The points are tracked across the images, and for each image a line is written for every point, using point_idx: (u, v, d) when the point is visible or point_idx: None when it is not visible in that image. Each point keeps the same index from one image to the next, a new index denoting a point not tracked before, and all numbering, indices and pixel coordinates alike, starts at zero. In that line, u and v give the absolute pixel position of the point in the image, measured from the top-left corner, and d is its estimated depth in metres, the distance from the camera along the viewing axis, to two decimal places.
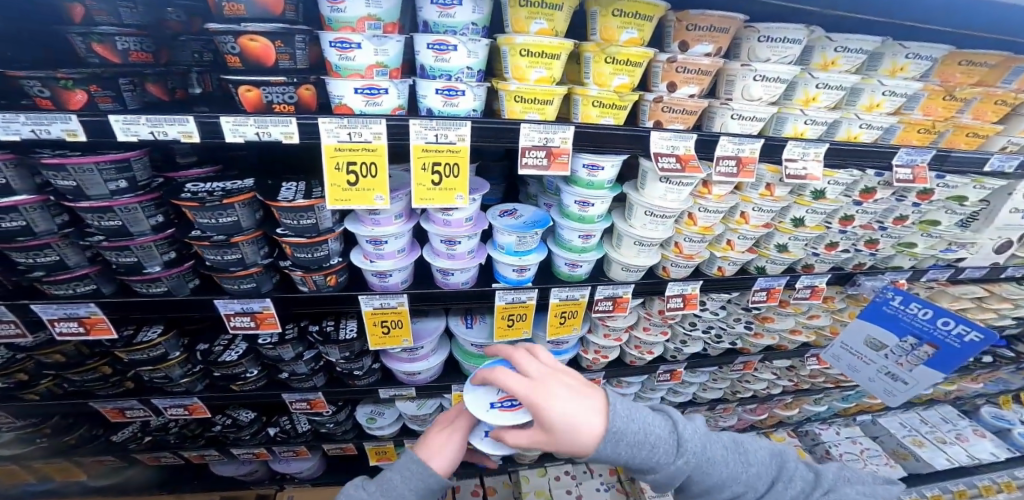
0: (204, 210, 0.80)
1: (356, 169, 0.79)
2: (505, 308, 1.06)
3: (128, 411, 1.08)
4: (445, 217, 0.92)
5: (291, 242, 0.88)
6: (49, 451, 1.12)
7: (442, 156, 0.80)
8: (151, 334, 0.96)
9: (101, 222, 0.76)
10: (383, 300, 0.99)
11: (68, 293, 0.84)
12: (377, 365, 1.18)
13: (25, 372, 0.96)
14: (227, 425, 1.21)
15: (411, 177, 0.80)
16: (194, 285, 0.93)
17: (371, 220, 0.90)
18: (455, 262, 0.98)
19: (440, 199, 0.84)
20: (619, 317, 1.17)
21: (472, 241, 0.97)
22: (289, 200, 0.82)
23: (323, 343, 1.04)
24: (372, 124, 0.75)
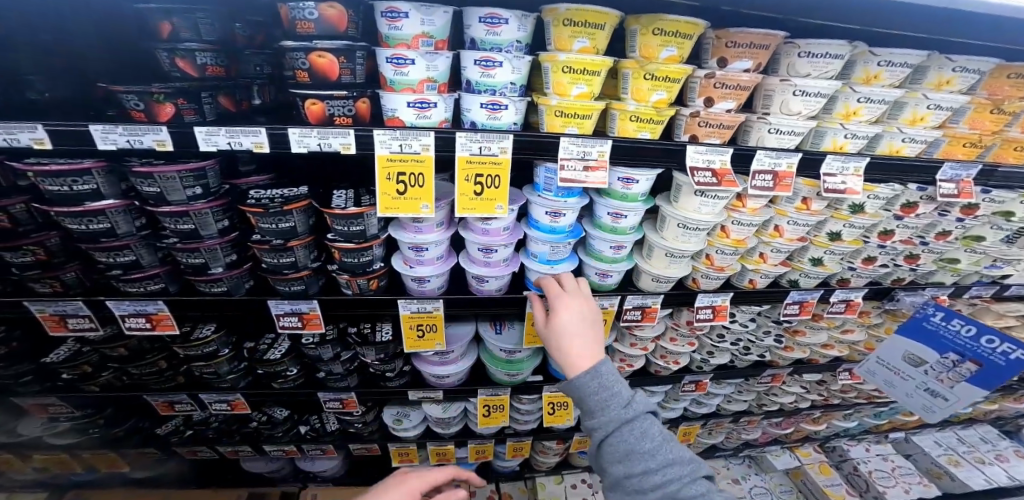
0: (267, 215, 0.85)
1: (406, 178, 0.82)
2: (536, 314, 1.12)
3: (177, 404, 1.16)
4: (483, 226, 0.98)
5: (338, 247, 0.94)
6: (98, 442, 1.21)
7: (483, 167, 0.83)
8: (206, 331, 1.03)
9: (177, 225, 0.82)
10: (420, 305, 1.06)
11: (141, 290, 0.89)
12: (407, 368, 1.36)
13: (88, 365, 1.03)
14: (263, 421, 1.39)
15: (455, 185, 0.84)
16: (249, 285, 0.97)
17: (414, 228, 0.97)
18: (491, 270, 1.04)
19: (481, 209, 0.88)
20: (643, 327, 1.21)
21: (508, 250, 1.03)
22: (342, 207, 0.88)
23: (361, 344, 1.17)
24: (422, 135, 0.79)
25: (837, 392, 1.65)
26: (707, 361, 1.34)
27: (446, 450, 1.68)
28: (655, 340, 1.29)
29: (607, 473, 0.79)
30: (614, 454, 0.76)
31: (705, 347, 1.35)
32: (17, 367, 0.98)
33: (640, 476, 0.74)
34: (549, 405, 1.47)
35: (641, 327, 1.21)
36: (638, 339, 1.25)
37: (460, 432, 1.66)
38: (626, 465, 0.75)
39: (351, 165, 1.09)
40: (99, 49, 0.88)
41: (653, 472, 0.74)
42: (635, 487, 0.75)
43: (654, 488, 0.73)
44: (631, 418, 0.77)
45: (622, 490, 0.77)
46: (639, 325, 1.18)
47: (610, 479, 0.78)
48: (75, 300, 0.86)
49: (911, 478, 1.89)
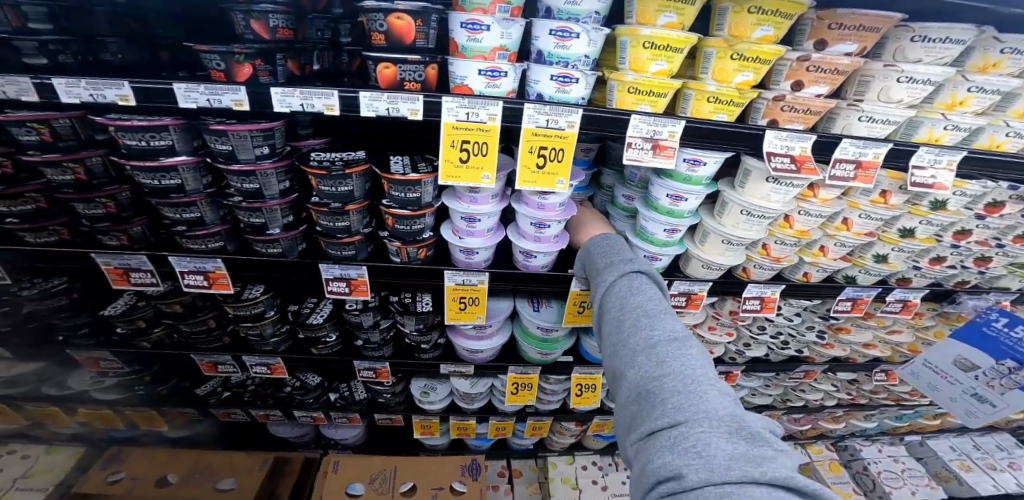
0: (328, 178, 0.84)
1: (469, 147, 0.80)
2: (578, 294, 1.16)
3: (220, 366, 1.19)
4: (540, 200, 0.97)
5: (391, 214, 0.93)
6: (142, 399, 1.25)
7: (548, 141, 0.80)
8: (254, 292, 1.06)
9: (243, 184, 0.81)
10: (466, 276, 1.07)
11: (203, 247, 0.90)
12: (441, 341, 1.42)
13: (144, 319, 1.06)
14: (297, 386, 1.42)
15: (518, 157, 0.82)
16: (302, 247, 0.97)
17: (469, 197, 0.96)
18: (541, 245, 1.03)
19: (540, 183, 0.85)
20: (684, 314, 1.21)
21: (560, 226, 1.01)
22: (402, 174, 0.86)
23: (403, 313, 1.24)
24: (489, 105, 0.77)
25: (867, 392, 1.65)
26: (743, 352, 1.33)
27: (466, 426, 1.78)
28: (694, 328, 1.28)
29: (604, 340, 0.71)
30: (614, 311, 0.72)
31: (740, 338, 1.35)
32: (76, 319, 1.04)
33: (631, 336, 0.64)
34: (578, 386, 1.55)
35: (682, 313, 1.21)
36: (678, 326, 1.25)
37: (484, 408, 1.72)
38: (620, 320, 0.69)
39: (406, 135, 1.07)
40: (165, 12, 0.88)
41: (644, 328, 0.64)
42: (623, 343, 0.65)
43: (641, 345, 0.62)
44: (632, 272, 0.76)
45: (614, 356, 0.66)
46: (682, 311, 1.18)
47: (606, 345, 0.70)
48: (140, 254, 0.88)
49: (918, 480, 1.90)
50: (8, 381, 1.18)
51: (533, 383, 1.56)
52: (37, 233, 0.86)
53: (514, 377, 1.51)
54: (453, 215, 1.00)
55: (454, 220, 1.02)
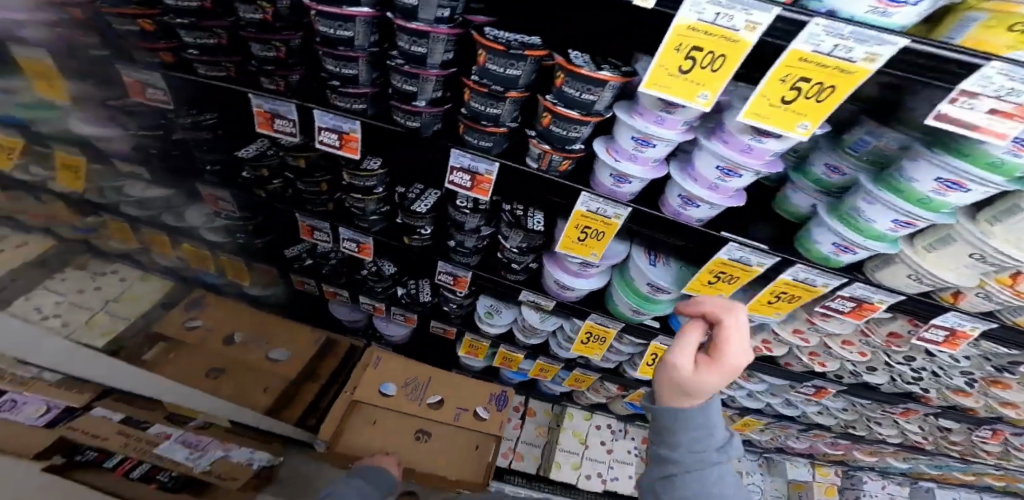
0: (501, 57, 0.70)
1: (700, 54, 0.56)
2: (723, 262, 0.94)
3: (317, 232, 1.29)
4: (749, 142, 0.69)
5: (550, 110, 0.75)
6: (237, 247, 1.51)
7: (817, 73, 0.54)
8: (372, 165, 1.09)
9: (411, 46, 0.75)
10: (603, 205, 0.86)
11: (346, 107, 0.92)
12: (533, 265, 1.22)
13: (265, 168, 1.15)
14: (372, 272, 1.48)
15: (761, 85, 0.58)
16: (437, 128, 0.92)
17: (654, 116, 0.69)
18: (713, 196, 0.79)
19: (777, 121, 0.62)
20: (832, 319, 1.06)
21: (749, 179, 0.77)
22: (590, 68, 0.66)
23: (510, 225, 1.05)
24: (756, 7, 0.49)
25: (939, 436, 1.59)
26: (859, 373, 1.24)
27: (511, 359, 1.82)
28: (824, 337, 1.17)
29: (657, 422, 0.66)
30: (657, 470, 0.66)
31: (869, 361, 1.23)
32: (214, 154, 1.25)
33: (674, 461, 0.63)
34: (655, 357, 1.42)
35: (830, 318, 1.06)
36: (807, 328, 1.13)
37: (536, 346, 1.72)
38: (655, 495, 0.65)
39: (593, 21, 0.89)
40: None
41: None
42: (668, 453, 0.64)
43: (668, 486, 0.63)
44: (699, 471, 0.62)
45: (660, 441, 0.66)
46: (832, 315, 1.04)
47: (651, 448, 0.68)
48: (290, 101, 0.94)
49: None
50: (141, 202, 1.39)
51: (607, 337, 1.36)
52: (211, 67, 1.01)
53: (590, 327, 1.34)
54: (617, 131, 0.76)
55: (615, 138, 0.77)
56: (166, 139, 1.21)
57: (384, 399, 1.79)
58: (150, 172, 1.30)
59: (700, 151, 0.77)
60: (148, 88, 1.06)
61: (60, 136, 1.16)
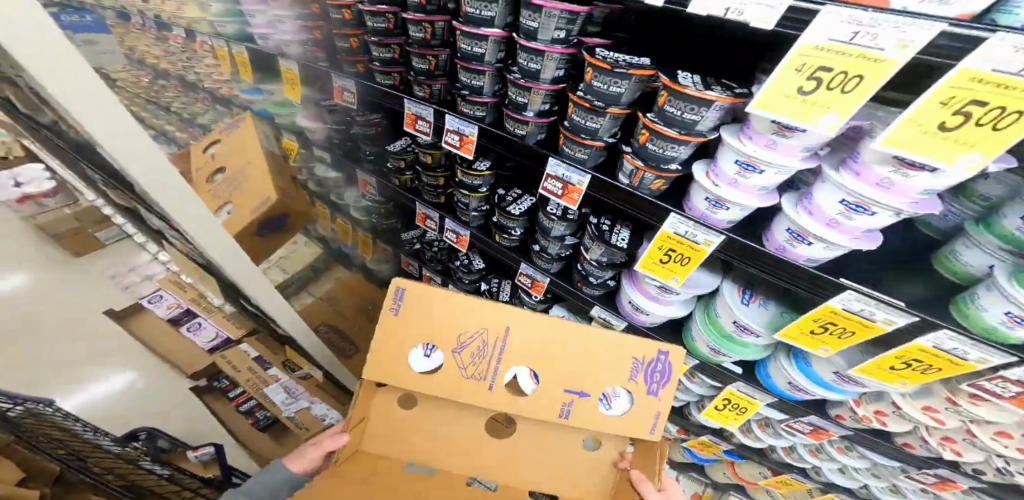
0: (607, 74, 0.79)
1: (826, 76, 0.55)
2: (834, 313, 0.82)
3: (428, 221, 1.50)
4: (885, 177, 0.64)
5: (650, 129, 0.80)
6: (368, 226, 1.81)
7: (998, 99, 0.47)
8: (483, 166, 1.24)
9: (529, 62, 0.87)
10: (693, 229, 0.86)
11: (471, 114, 1.06)
12: (612, 282, 1.24)
13: (403, 162, 1.42)
14: (464, 264, 1.62)
15: (908, 109, 0.54)
16: (540, 138, 1.00)
17: (766, 140, 0.70)
18: (833, 234, 0.73)
19: (934, 155, 0.55)
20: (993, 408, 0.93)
21: (885, 219, 0.69)
22: (693, 88, 0.71)
23: (595, 237, 1.09)
24: (908, 23, 0.47)
25: None
26: (1006, 472, 1.09)
27: None
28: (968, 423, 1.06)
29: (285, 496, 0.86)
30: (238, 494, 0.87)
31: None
32: (373, 147, 1.51)
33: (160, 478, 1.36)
34: (725, 400, 1.36)
35: (983, 403, 0.93)
36: (944, 409, 1.01)
37: None
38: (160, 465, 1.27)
39: (729, 43, 0.91)
40: None
41: None
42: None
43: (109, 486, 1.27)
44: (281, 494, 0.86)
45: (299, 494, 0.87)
46: (987, 400, 0.91)
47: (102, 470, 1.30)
48: (431, 106, 1.10)
49: None
50: (320, 182, 1.86)
51: None
52: (382, 77, 1.18)
53: None
54: (723, 155, 0.77)
55: (720, 163, 0.78)
56: (345, 132, 1.57)
57: (413, 379, 0.81)
58: (331, 157, 1.66)
59: (824, 183, 0.72)
60: (345, 92, 1.32)
61: (290, 127, 1.76)
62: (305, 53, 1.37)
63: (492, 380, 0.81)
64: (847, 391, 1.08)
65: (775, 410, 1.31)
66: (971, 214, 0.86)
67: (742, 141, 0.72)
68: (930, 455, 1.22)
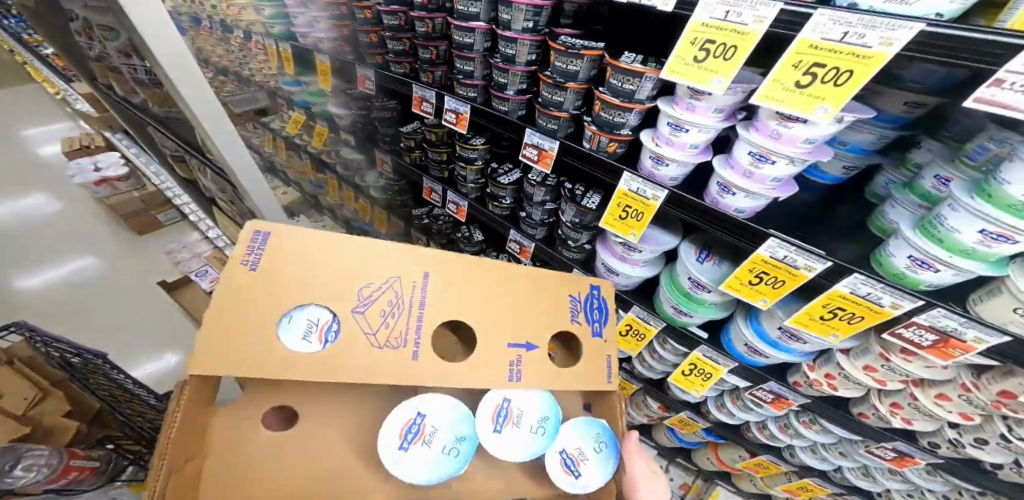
0: (565, 55, 0.97)
1: (712, 47, 0.72)
2: (763, 260, 0.88)
3: (434, 193, 1.69)
4: (777, 128, 0.77)
5: (602, 99, 0.96)
6: (385, 203, 2.05)
7: (831, 60, 0.62)
8: (477, 142, 1.42)
9: (506, 48, 1.06)
10: (642, 186, 1.00)
11: (464, 96, 1.25)
12: (588, 246, 1.36)
13: (412, 141, 1.64)
14: (465, 236, 1.77)
15: (774, 69, 0.68)
16: (521, 114, 1.18)
17: (686, 104, 0.86)
18: (749, 183, 0.85)
19: (795, 106, 0.69)
20: (927, 364, 0.84)
21: (787, 168, 0.81)
22: (629, 63, 0.88)
23: (568, 199, 1.25)
24: (761, 4, 0.64)
25: None
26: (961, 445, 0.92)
27: None
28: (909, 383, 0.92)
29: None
30: None
31: (982, 432, 0.88)
32: (389, 128, 1.74)
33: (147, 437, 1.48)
34: (688, 365, 1.32)
35: (916, 359, 0.84)
36: (881, 368, 0.90)
37: None
38: None
39: (653, 25, 1.10)
40: None
41: None
42: None
43: None
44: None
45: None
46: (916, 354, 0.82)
47: None
48: (432, 89, 1.31)
49: None
50: (346, 163, 2.11)
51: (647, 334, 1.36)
52: (396, 66, 1.41)
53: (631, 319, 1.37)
54: (659, 120, 0.92)
55: (658, 127, 0.93)
56: (367, 116, 1.81)
57: (296, 351, 0.64)
58: (355, 139, 1.92)
59: (737, 141, 0.85)
60: (367, 80, 1.56)
61: (323, 114, 2.03)
62: (335, 48, 1.63)
63: (415, 346, 0.71)
64: (796, 351, 1.06)
65: (736, 375, 1.24)
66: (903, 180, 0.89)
67: (674, 108, 0.88)
68: (886, 426, 1.04)
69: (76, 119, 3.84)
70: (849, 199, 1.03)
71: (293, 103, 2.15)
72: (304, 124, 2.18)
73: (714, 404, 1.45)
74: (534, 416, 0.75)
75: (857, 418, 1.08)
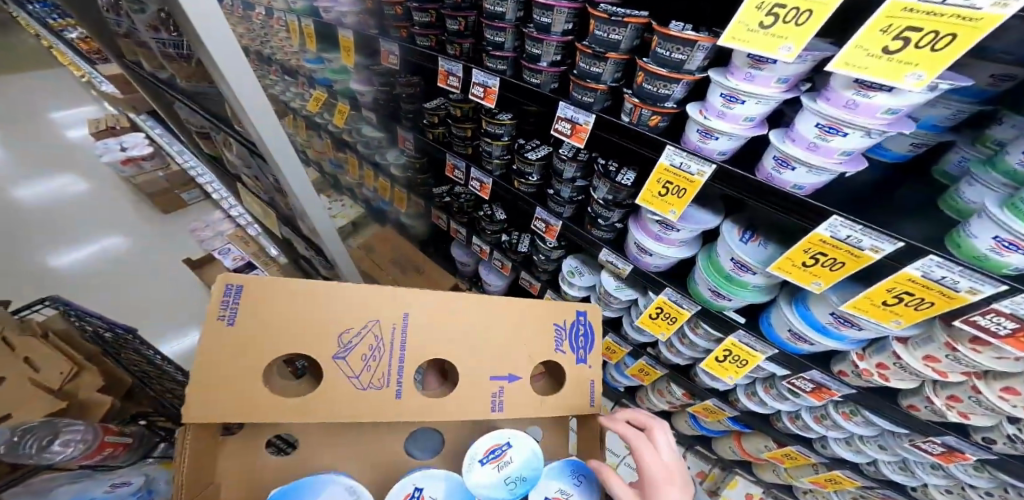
0: (606, 23, 0.92)
1: (782, 11, 0.66)
2: (823, 241, 0.83)
3: (458, 171, 1.66)
4: (852, 98, 0.71)
5: (645, 71, 0.92)
6: (406, 183, 2.03)
7: (928, 24, 0.56)
8: (505, 117, 1.38)
9: (541, 16, 1.01)
10: (687, 160, 0.95)
11: (493, 68, 1.20)
12: (619, 226, 1.32)
13: (437, 118, 1.61)
14: (487, 215, 1.74)
15: (855, 35, 0.62)
16: (553, 87, 1.13)
17: (745, 74, 0.80)
18: (813, 157, 0.80)
19: (881, 75, 0.63)
20: (999, 356, 0.78)
21: (859, 141, 0.75)
22: (678, 29, 0.83)
23: (601, 176, 1.21)
24: None
25: None
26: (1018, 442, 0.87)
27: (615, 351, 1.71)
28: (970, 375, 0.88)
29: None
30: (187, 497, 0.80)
31: None
32: (413, 105, 1.71)
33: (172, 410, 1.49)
34: (724, 351, 1.28)
35: (987, 350, 0.79)
36: (945, 358, 0.86)
37: (612, 323, 1.70)
38: None
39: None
40: None
41: None
42: None
43: None
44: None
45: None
46: (988, 343, 0.77)
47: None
48: (460, 62, 1.27)
49: None
50: (367, 142, 2.10)
51: (679, 318, 1.31)
52: (423, 39, 1.37)
53: (661, 302, 1.32)
54: (712, 91, 0.87)
55: (710, 99, 0.88)
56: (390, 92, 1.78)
57: (286, 400, 0.72)
58: (377, 117, 1.89)
59: (802, 113, 0.80)
60: (392, 55, 1.53)
61: (346, 92, 2.01)
62: (359, 22, 1.59)
63: (398, 385, 0.78)
64: (846, 339, 1.01)
65: (778, 364, 1.20)
66: (981, 158, 0.83)
67: (728, 78, 0.82)
68: (936, 419, 1.00)
69: (99, 102, 3.91)
70: (907, 181, 0.97)
71: (314, 80, 2.13)
72: (325, 102, 2.16)
73: (744, 392, 1.42)
74: (517, 470, 0.75)
75: (905, 409, 1.04)
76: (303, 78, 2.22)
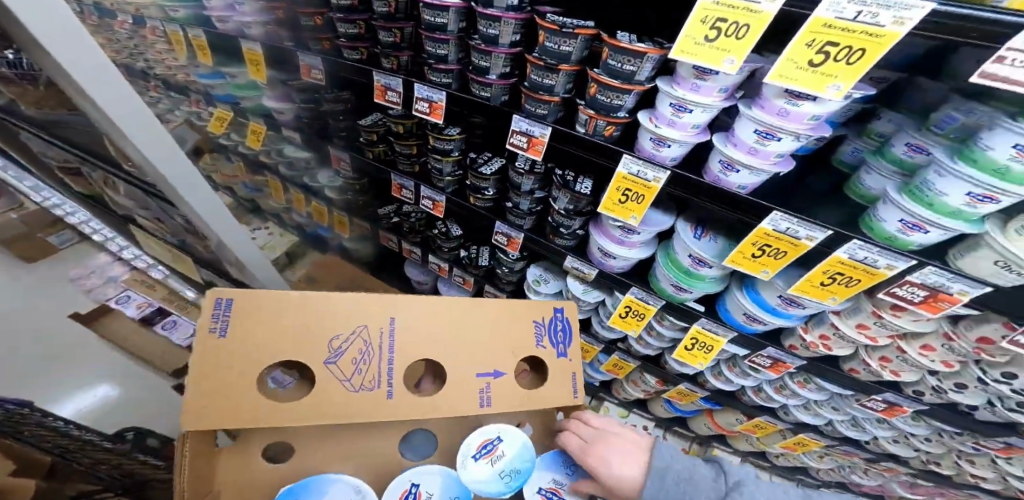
0: (557, 35, 0.88)
1: (723, 26, 0.68)
2: (766, 234, 0.89)
3: (404, 190, 1.55)
4: (784, 106, 0.76)
5: (598, 82, 0.90)
6: (344, 205, 1.86)
7: (844, 39, 0.60)
8: (452, 131, 1.30)
9: (487, 28, 0.95)
10: (643, 168, 0.96)
11: (436, 82, 1.11)
12: (580, 233, 1.32)
13: (374, 134, 1.48)
14: (442, 232, 1.66)
15: (787, 49, 0.65)
16: (503, 99, 1.07)
17: (691, 84, 0.82)
18: (753, 159, 0.84)
19: (806, 85, 0.67)
20: (915, 318, 0.91)
21: (790, 144, 0.81)
22: (629, 42, 0.81)
23: (560, 186, 1.19)
24: None
25: None
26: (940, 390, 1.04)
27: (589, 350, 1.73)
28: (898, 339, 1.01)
29: None
30: None
31: (960, 377, 1.00)
32: (343, 122, 1.56)
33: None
34: (691, 339, 1.34)
35: (904, 314, 0.91)
36: (873, 325, 0.97)
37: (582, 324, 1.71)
38: None
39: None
40: None
41: None
42: None
43: None
44: None
45: None
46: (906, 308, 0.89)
47: None
48: (398, 76, 1.16)
49: None
50: (292, 163, 1.88)
51: (646, 314, 1.35)
52: (349, 51, 1.23)
53: (628, 301, 1.35)
54: (660, 100, 0.88)
55: (659, 107, 0.89)
56: (314, 109, 1.60)
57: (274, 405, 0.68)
58: (301, 136, 1.70)
59: (740, 119, 0.84)
60: (313, 70, 1.36)
61: (258, 110, 1.77)
62: (267, 34, 1.40)
63: (389, 386, 0.76)
64: (792, 316, 1.11)
65: (739, 345, 1.28)
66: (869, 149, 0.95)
67: (675, 87, 0.83)
68: (875, 378, 1.14)
69: None
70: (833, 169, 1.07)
71: (215, 98, 1.85)
72: (233, 122, 1.89)
73: (712, 373, 1.52)
74: (509, 462, 0.76)
75: (847, 372, 1.16)
76: (197, 96, 1.91)
